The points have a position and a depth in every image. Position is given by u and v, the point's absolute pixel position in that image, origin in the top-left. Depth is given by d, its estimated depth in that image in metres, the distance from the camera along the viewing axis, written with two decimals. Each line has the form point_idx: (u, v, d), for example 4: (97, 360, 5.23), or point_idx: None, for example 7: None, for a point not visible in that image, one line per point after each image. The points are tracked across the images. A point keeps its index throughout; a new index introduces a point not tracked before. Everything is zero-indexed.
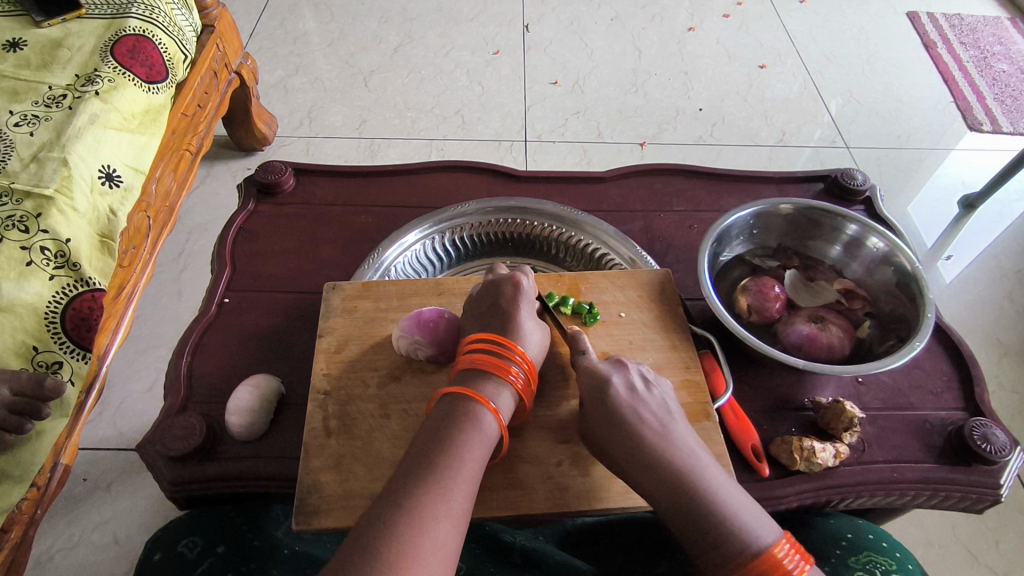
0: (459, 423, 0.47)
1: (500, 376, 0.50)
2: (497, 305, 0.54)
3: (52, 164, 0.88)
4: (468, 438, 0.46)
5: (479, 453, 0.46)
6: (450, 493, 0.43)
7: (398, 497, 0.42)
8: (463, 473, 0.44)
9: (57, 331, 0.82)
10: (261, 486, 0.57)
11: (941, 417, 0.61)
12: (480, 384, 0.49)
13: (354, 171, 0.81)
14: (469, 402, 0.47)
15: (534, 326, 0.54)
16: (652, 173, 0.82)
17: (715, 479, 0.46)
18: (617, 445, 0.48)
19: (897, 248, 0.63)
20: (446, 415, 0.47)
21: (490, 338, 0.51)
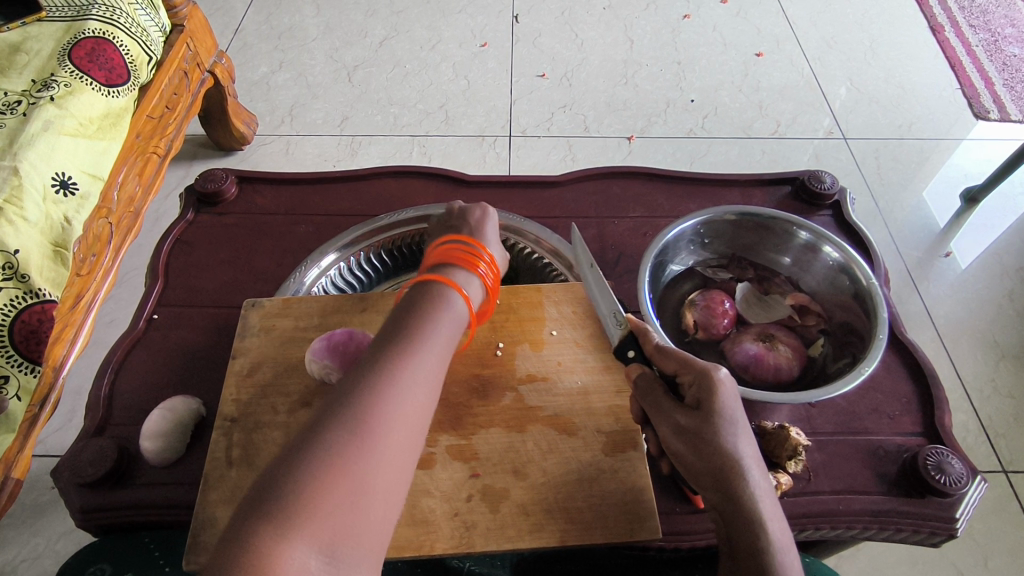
0: (433, 300, 0.46)
1: (469, 267, 0.50)
2: (460, 221, 0.56)
3: (2, 172, 0.86)
4: (441, 313, 0.45)
5: (450, 327, 0.45)
6: (418, 368, 0.41)
7: (375, 366, 0.40)
8: (434, 348, 0.43)
9: (3, 346, 0.80)
10: (171, 514, 0.55)
11: (896, 443, 0.57)
12: (451, 273, 0.49)
13: (299, 179, 0.78)
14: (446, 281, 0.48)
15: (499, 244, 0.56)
16: (609, 177, 0.78)
17: (777, 525, 0.44)
18: (700, 458, 0.45)
19: (853, 260, 0.58)
20: (419, 295, 0.46)
21: (462, 237, 0.51)
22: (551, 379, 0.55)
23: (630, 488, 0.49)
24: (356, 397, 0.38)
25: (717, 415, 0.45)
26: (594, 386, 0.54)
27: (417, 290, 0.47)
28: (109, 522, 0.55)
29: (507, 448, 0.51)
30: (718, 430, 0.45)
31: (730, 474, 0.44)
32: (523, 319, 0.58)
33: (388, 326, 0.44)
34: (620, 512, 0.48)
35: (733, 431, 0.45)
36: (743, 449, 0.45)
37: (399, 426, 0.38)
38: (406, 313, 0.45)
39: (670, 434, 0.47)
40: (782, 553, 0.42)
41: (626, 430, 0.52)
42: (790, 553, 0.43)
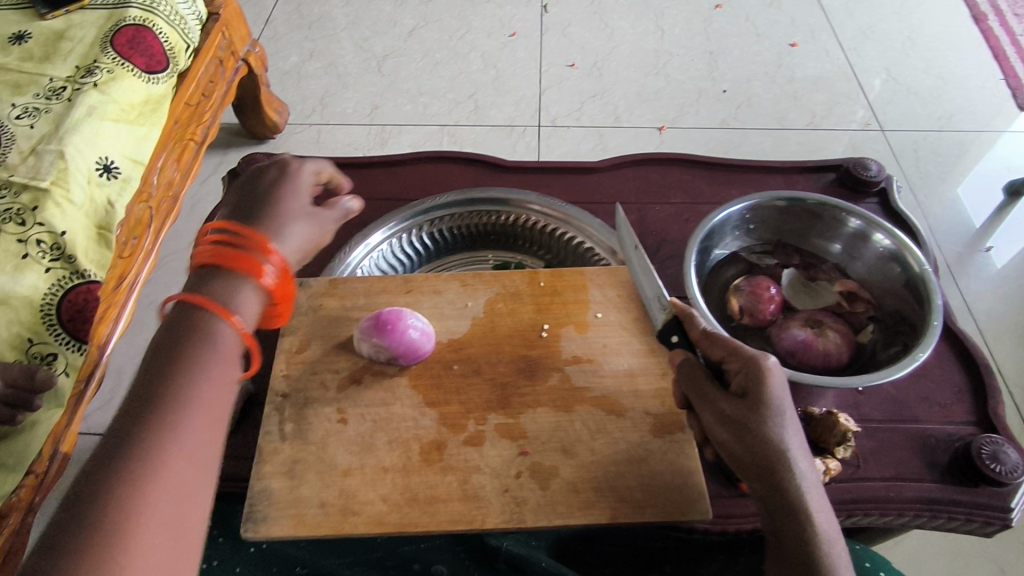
0: (193, 335, 0.43)
1: (239, 273, 0.45)
2: (259, 196, 0.50)
3: (49, 156, 0.89)
4: (201, 354, 0.43)
5: (219, 368, 0.43)
6: (180, 428, 0.40)
7: (141, 422, 0.39)
8: (194, 399, 0.41)
9: (52, 324, 0.83)
10: (223, 488, 0.57)
11: (947, 432, 0.56)
12: (211, 287, 0.45)
13: (339, 163, 0.79)
14: (198, 308, 0.44)
15: (301, 225, 0.50)
16: (649, 163, 0.78)
17: (824, 513, 0.44)
18: (748, 448, 0.45)
19: (905, 247, 0.57)
20: (183, 324, 0.44)
21: (230, 230, 0.47)
22: (596, 360, 0.55)
23: (679, 469, 0.49)
24: (120, 457, 0.37)
25: (767, 404, 0.45)
26: (641, 369, 0.54)
27: (182, 317, 0.44)
28: None
29: (555, 427, 0.51)
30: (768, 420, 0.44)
31: (781, 465, 0.44)
32: (568, 301, 0.58)
33: (142, 370, 0.43)
34: (669, 493, 0.48)
35: (783, 421, 0.45)
36: (790, 439, 0.45)
37: (182, 468, 0.39)
38: (168, 352, 0.42)
39: (715, 423, 0.46)
40: (827, 540, 0.43)
41: (675, 413, 0.52)
42: (835, 541, 0.44)
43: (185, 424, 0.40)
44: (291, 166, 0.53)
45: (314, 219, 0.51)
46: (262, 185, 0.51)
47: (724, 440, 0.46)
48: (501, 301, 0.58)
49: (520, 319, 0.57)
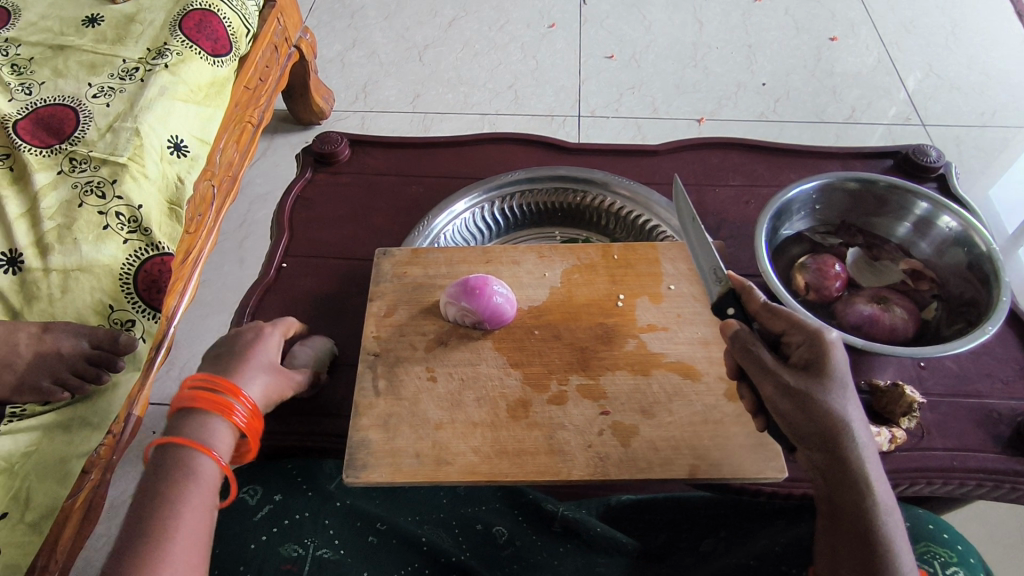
0: (175, 470, 0.45)
1: (215, 412, 0.49)
2: (228, 352, 0.55)
3: (126, 133, 0.89)
4: (184, 485, 0.45)
5: (201, 497, 0.45)
6: (173, 547, 0.41)
7: (126, 554, 0.40)
8: (186, 522, 0.43)
9: (130, 293, 0.83)
10: (314, 441, 0.60)
11: (1009, 406, 0.58)
12: (192, 427, 0.48)
13: (408, 142, 0.82)
14: (185, 447, 0.47)
15: (263, 381, 0.54)
16: (709, 147, 0.80)
17: (887, 490, 0.42)
18: (812, 418, 0.42)
19: (971, 227, 0.59)
20: (167, 462, 0.46)
21: (204, 380, 0.50)
22: (671, 329, 0.57)
23: (755, 431, 0.51)
24: None
25: (832, 372, 0.43)
26: (714, 337, 0.56)
27: (161, 459, 0.46)
28: (262, 447, 0.61)
29: (634, 389, 0.54)
30: (834, 388, 0.43)
31: (847, 436, 0.42)
32: (641, 273, 0.61)
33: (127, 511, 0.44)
34: (746, 452, 0.51)
35: (848, 390, 0.43)
36: (854, 412, 0.43)
37: None
38: (150, 488, 0.44)
39: (775, 393, 0.43)
40: (888, 515, 0.41)
41: None
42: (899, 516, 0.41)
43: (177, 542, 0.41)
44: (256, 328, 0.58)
45: (276, 374, 0.55)
46: (236, 341, 0.56)
47: (785, 411, 0.43)
48: (577, 272, 0.61)
49: (595, 290, 0.60)
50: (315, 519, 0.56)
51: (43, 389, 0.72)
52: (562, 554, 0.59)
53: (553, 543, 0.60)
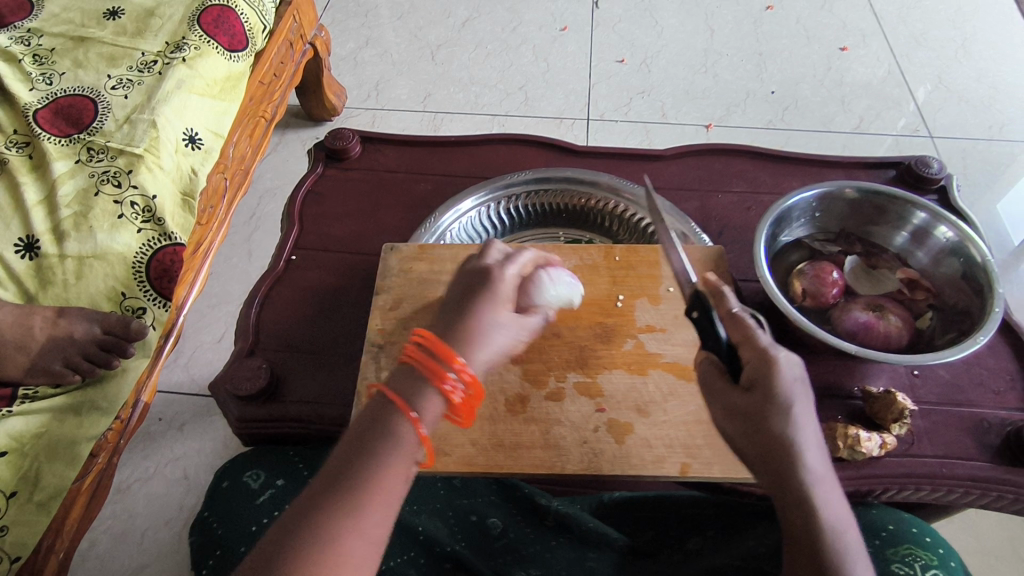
0: (381, 432, 0.38)
1: (432, 380, 0.39)
2: (466, 296, 0.43)
3: (143, 125, 0.91)
4: (386, 451, 0.37)
5: (400, 470, 0.37)
6: (366, 518, 0.36)
7: (304, 533, 0.35)
8: (375, 509, 0.36)
9: (142, 280, 0.85)
10: (315, 430, 0.61)
11: (1000, 416, 0.59)
12: (409, 384, 0.39)
13: (417, 141, 0.84)
14: (391, 413, 0.38)
15: (501, 328, 0.42)
16: (713, 153, 0.81)
17: (844, 524, 0.41)
18: (758, 449, 0.42)
19: (967, 238, 0.60)
20: (374, 418, 0.39)
21: (426, 333, 0.40)
22: (669, 329, 0.58)
23: None
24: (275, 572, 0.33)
25: (779, 403, 0.42)
26: None
27: (377, 407, 0.39)
28: (261, 433, 0.62)
29: (630, 388, 0.55)
30: (780, 420, 0.41)
31: (792, 471, 0.41)
32: (642, 275, 0.62)
33: (325, 469, 0.38)
34: None
35: (799, 421, 0.42)
36: (805, 444, 0.42)
37: None
38: (357, 441, 0.38)
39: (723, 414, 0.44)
40: (839, 538, 0.40)
41: None
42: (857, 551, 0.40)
43: (362, 529, 0.35)
44: (496, 268, 0.44)
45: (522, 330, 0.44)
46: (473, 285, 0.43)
47: (732, 432, 0.44)
48: (578, 272, 0.63)
49: (595, 290, 0.61)
50: None
51: (54, 372, 0.75)
52: (554, 548, 0.61)
53: (545, 537, 0.62)
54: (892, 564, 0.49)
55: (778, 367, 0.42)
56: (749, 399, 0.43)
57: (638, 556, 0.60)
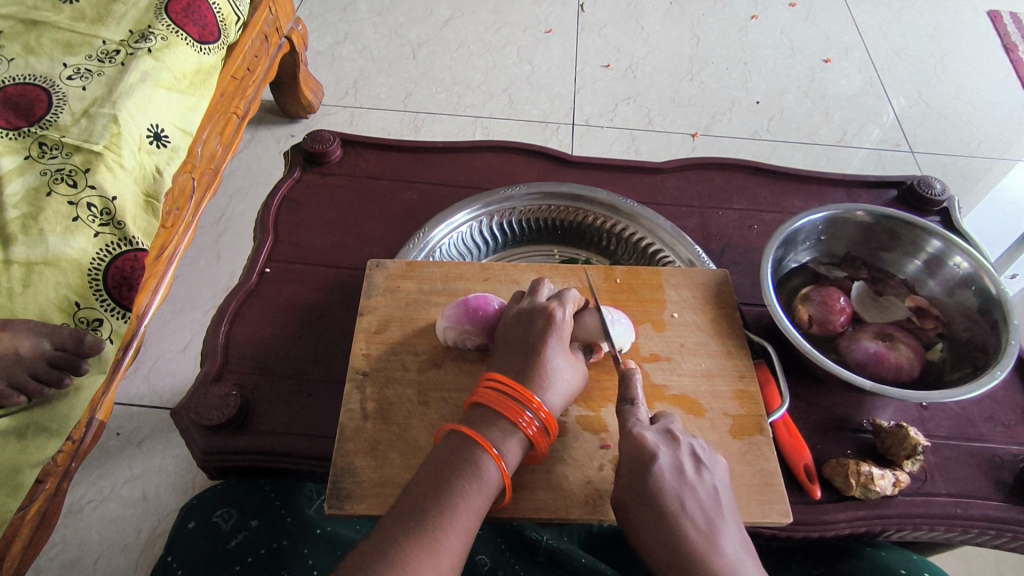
0: (463, 466, 0.43)
1: (506, 423, 0.45)
2: (527, 338, 0.49)
3: (102, 119, 0.84)
4: (466, 487, 0.43)
5: (475, 505, 0.42)
6: (439, 551, 0.40)
7: (385, 548, 0.40)
8: (453, 529, 0.41)
9: (99, 289, 0.78)
10: (290, 463, 0.56)
11: (1012, 452, 0.57)
12: (488, 424, 0.45)
13: (403, 146, 0.79)
14: (471, 445, 0.44)
15: (565, 364, 0.48)
16: (712, 167, 0.78)
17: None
18: (648, 535, 0.42)
19: (982, 269, 0.57)
20: (453, 453, 0.44)
21: (505, 378, 0.47)
22: (675, 359, 0.55)
23: (760, 471, 0.49)
24: None
25: (647, 480, 0.43)
26: (718, 370, 0.54)
27: (450, 447, 0.45)
28: (228, 467, 0.56)
29: None
30: (654, 498, 0.42)
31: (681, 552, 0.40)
32: (646, 299, 0.58)
33: (405, 497, 0.43)
34: (751, 493, 0.48)
35: (671, 495, 0.42)
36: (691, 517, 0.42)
37: None
38: (437, 476, 0.43)
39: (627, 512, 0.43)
40: None
41: (755, 414, 0.52)
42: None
43: (442, 547, 0.40)
44: (550, 310, 0.50)
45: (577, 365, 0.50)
46: (530, 329, 0.49)
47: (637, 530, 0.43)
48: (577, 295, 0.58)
49: None
50: (293, 548, 0.52)
51: None
52: None
53: None
54: None
55: (640, 443, 0.44)
56: (625, 485, 0.43)
57: None
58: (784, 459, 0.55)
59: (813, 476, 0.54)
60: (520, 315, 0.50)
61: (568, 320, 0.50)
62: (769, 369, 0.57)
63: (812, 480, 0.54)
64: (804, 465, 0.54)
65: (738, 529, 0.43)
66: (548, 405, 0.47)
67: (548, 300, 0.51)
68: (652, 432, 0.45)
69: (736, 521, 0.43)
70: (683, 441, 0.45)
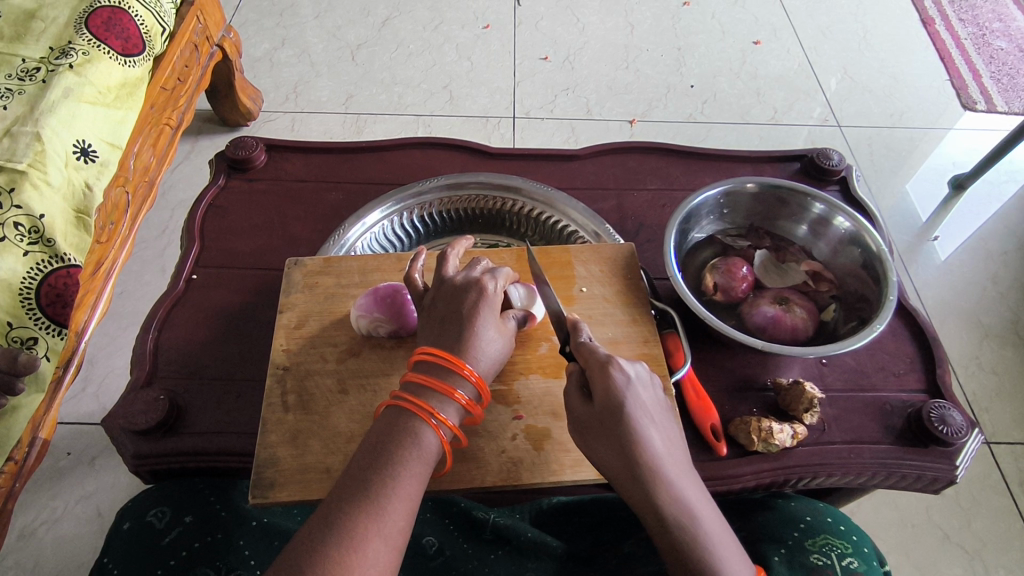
0: (403, 435, 0.45)
1: (443, 397, 0.47)
2: (458, 313, 0.50)
3: (24, 138, 0.82)
4: (406, 456, 0.44)
5: (417, 471, 0.44)
6: (385, 515, 0.41)
7: (334, 520, 0.41)
8: (399, 495, 0.43)
9: (31, 307, 0.78)
10: (221, 461, 0.58)
11: (902, 399, 0.61)
12: (427, 394, 0.47)
13: (327, 147, 0.80)
14: (411, 418, 0.46)
15: (495, 335, 0.50)
16: (628, 151, 0.82)
17: (702, 509, 0.44)
18: (614, 459, 0.46)
19: (863, 229, 0.62)
20: (394, 424, 0.46)
21: (439, 352, 0.48)
22: None
23: None
24: (313, 553, 0.39)
25: (621, 409, 0.45)
26: (624, 337, 0.58)
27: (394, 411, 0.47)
28: (158, 469, 0.58)
29: (547, 392, 0.54)
30: (625, 424, 0.45)
31: (648, 469, 0.44)
32: (557, 276, 0.61)
33: (352, 468, 0.44)
34: None
35: (642, 422, 0.46)
36: (655, 444, 0.45)
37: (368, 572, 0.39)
38: (378, 446, 0.45)
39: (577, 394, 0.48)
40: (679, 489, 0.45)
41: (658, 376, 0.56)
42: (715, 529, 0.44)
43: (390, 511, 0.42)
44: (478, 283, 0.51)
45: (504, 334, 0.51)
46: (461, 302, 0.50)
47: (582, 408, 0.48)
48: None
49: None
50: (229, 540, 0.54)
51: None
52: (492, 562, 0.62)
53: (483, 551, 0.63)
54: (810, 555, 0.51)
55: (616, 375, 0.47)
56: (596, 410, 0.47)
57: (575, 563, 0.62)
58: (693, 418, 0.58)
59: (719, 433, 0.58)
60: (453, 289, 0.51)
61: (498, 292, 0.52)
62: (677, 336, 0.60)
63: (718, 438, 0.58)
64: (712, 424, 0.57)
65: (686, 454, 0.48)
66: (480, 371, 0.49)
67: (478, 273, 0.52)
68: (625, 364, 0.48)
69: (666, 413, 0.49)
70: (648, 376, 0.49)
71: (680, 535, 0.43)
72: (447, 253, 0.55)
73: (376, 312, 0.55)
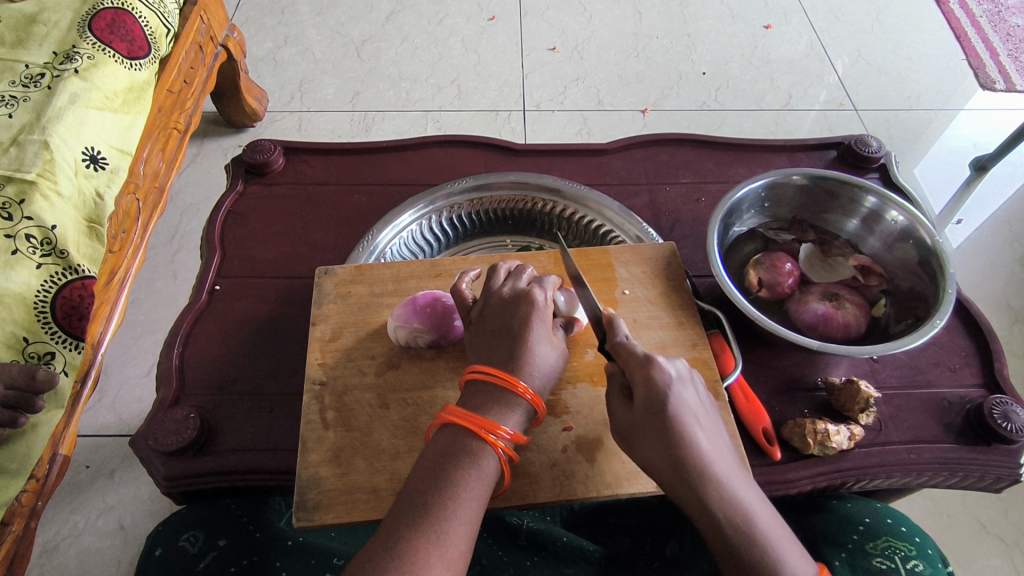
0: (460, 456, 0.43)
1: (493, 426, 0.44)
2: (509, 327, 0.48)
3: (32, 147, 0.80)
4: (466, 476, 0.42)
5: (476, 492, 0.42)
6: (446, 540, 0.40)
7: (392, 546, 0.39)
8: (459, 518, 0.41)
9: (46, 321, 0.75)
10: (255, 480, 0.56)
11: (959, 395, 0.59)
12: (484, 410, 0.45)
13: (347, 148, 0.78)
14: (468, 438, 0.44)
15: (548, 348, 0.48)
16: (658, 144, 0.79)
17: (758, 508, 0.42)
18: (660, 459, 0.43)
19: (917, 222, 0.59)
20: (450, 444, 0.44)
21: (491, 369, 0.46)
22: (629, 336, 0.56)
23: None
24: None
25: (666, 409, 0.43)
26: (672, 341, 0.55)
27: (447, 432, 0.45)
28: (191, 491, 0.55)
29: (595, 400, 0.52)
30: (670, 422, 0.43)
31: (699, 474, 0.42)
32: (598, 279, 0.59)
33: (406, 490, 0.43)
34: None
35: (688, 424, 0.44)
36: (700, 442, 0.43)
37: None
38: (435, 466, 0.43)
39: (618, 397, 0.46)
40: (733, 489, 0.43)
41: (709, 381, 0.53)
42: (769, 521, 0.42)
43: (449, 536, 0.40)
44: (528, 295, 0.49)
45: (557, 345, 0.49)
46: (512, 315, 0.49)
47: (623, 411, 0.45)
48: None
49: None
50: (265, 562, 0.52)
51: None
52: (529, 569, 0.59)
53: (519, 557, 0.60)
54: (873, 559, 0.49)
55: (658, 372, 0.44)
56: (637, 407, 0.45)
57: (615, 566, 0.59)
58: (744, 424, 0.56)
59: (772, 437, 0.55)
60: (503, 302, 0.50)
61: (548, 302, 0.50)
62: (723, 338, 0.57)
63: (771, 442, 0.55)
64: (763, 428, 0.55)
65: (733, 452, 0.46)
66: (534, 388, 0.47)
67: (528, 285, 0.51)
68: (666, 360, 0.45)
69: (711, 411, 0.46)
70: (691, 374, 0.47)
71: (736, 537, 0.41)
72: (497, 268, 0.54)
73: (410, 318, 0.53)
